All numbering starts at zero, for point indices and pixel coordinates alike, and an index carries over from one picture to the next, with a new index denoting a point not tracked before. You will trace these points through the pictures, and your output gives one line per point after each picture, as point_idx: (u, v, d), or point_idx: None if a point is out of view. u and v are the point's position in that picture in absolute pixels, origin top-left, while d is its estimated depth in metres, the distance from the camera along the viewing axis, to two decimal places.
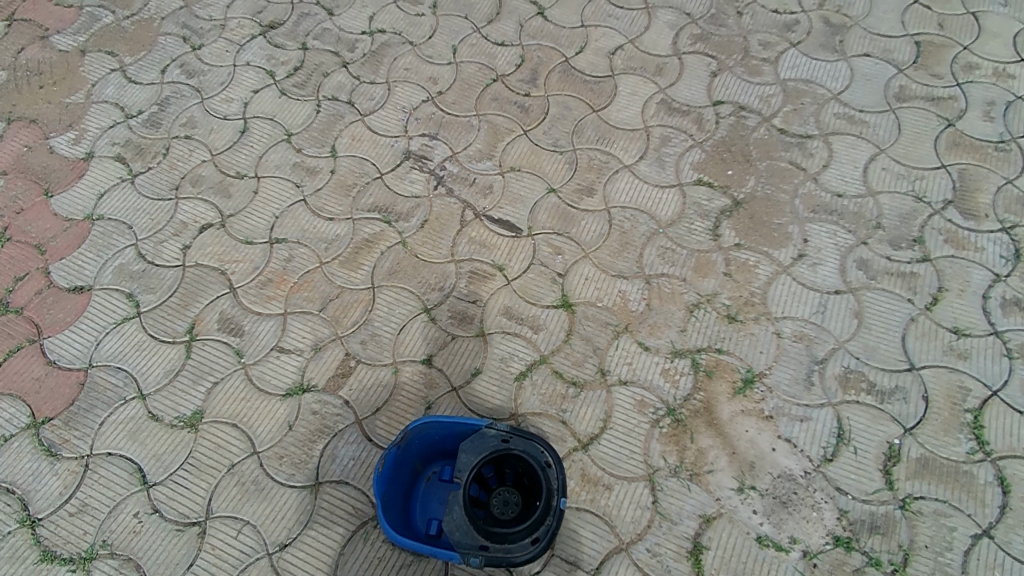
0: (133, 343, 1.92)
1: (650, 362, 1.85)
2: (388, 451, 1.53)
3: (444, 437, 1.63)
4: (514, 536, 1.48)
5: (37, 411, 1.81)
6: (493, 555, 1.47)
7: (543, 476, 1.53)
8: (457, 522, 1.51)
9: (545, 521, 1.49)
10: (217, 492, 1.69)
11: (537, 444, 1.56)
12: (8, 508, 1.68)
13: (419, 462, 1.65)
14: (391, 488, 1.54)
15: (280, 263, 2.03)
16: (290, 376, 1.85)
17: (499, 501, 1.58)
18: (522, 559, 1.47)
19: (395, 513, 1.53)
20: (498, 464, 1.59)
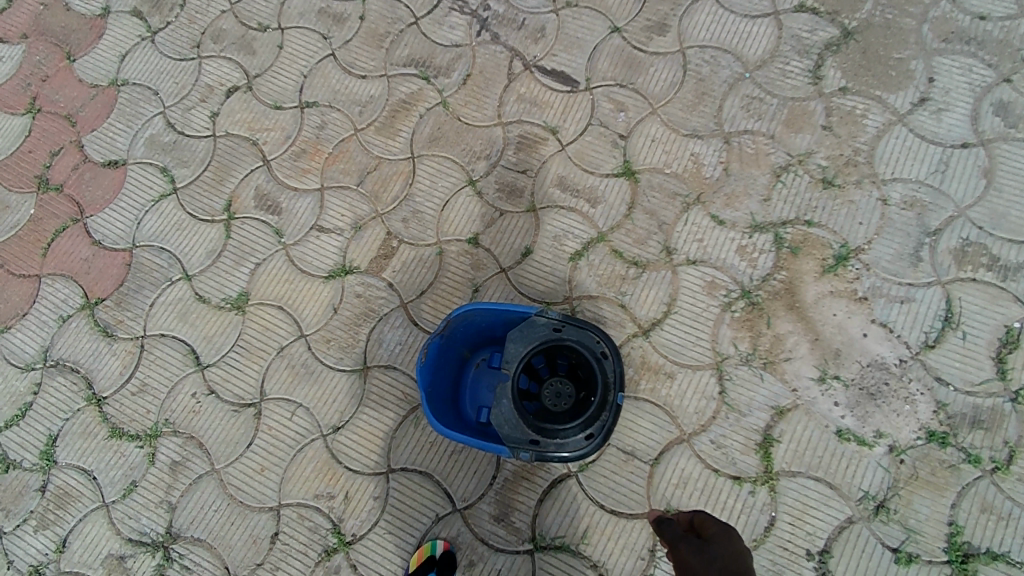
0: (173, 222, 1.84)
1: (724, 238, 1.65)
2: (431, 340, 1.40)
3: (490, 324, 1.50)
4: (567, 431, 1.38)
5: (90, 292, 1.78)
6: (544, 451, 1.37)
7: (599, 368, 1.41)
8: (505, 414, 1.39)
9: (600, 417, 1.38)
10: (269, 375, 1.65)
11: (593, 334, 1.42)
12: (75, 386, 1.67)
13: (465, 349, 1.54)
14: (435, 379, 1.43)
15: (313, 131, 1.86)
16: (332, 257, 1.75)
17: (550, 392, 1.47)
18: (576, 456, 1.36)
19: (440, 405, 1.43)
20: (549, 354, 1.46)
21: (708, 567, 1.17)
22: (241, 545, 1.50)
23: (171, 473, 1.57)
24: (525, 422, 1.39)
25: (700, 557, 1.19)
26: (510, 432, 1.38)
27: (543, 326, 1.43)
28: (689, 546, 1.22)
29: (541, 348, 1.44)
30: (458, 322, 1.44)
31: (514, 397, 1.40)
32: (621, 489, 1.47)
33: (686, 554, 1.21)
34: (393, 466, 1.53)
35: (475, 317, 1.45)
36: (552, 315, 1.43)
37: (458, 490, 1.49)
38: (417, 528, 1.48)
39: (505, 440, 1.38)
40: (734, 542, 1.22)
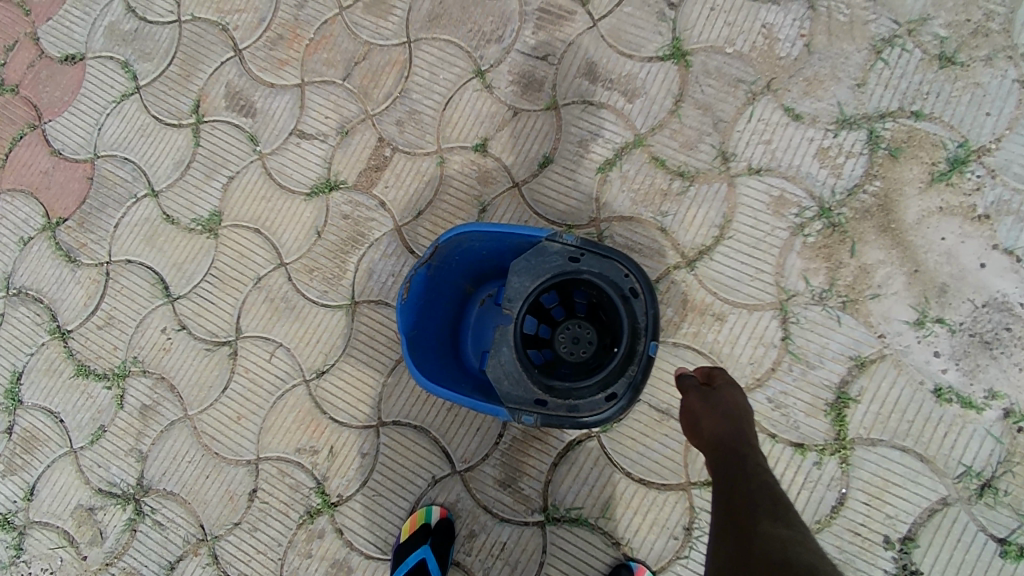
0: (137, 127, 1.57)
1: (800, 138, 1.27)
2: (413, 272, 1.11)
3: (493, 252, 1.19)
4: (583, 391, 1.08)
5: (51, 211, 1.57)
6: (552, 415, 1.07)
7: (626, 310, 1.08)
8: (507, 368, 1.10)
9: (626, 373, 1.06)
10: (245, 309, 1.42)
11: (620, 265, 1.09)
12: (38, 319, 1.50)
13: (464, 281, 1.25)
14: (421, 320, 1.16)
15: (291, 11, 1.53)
16: (314, 169, 1.46)
17: (565, 338, 1.16)
18: (593, 422, 1.06)
19: (428, 352, 1.15)
20: (564, 290, 1.15)
21: (713, 414, 1.02)
22: (218, 501, 1.33)
23: (142, 418, 1.40)
24: (530, 377, 1.09)
25: (706, 405, 1.04)
26: (510, 390, 1.09)
27: (555, 255, 1.11)
28: (694, 396, 1.06)
29: (552, 283, 1.12)
30: (449, 248, 1.14)
31: (517, 345, 1.10)
32: (652, 454, 1.21)
33: (691, 403, 1.06)
34: (384, 418, 1.31)
35: (472, 243, 1.15)
36: (567, 239, 1.10)
37: (458, 449, 1.26)
38: (410, 490, 1.27)
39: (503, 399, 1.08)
40: (741, 392, 1.06)
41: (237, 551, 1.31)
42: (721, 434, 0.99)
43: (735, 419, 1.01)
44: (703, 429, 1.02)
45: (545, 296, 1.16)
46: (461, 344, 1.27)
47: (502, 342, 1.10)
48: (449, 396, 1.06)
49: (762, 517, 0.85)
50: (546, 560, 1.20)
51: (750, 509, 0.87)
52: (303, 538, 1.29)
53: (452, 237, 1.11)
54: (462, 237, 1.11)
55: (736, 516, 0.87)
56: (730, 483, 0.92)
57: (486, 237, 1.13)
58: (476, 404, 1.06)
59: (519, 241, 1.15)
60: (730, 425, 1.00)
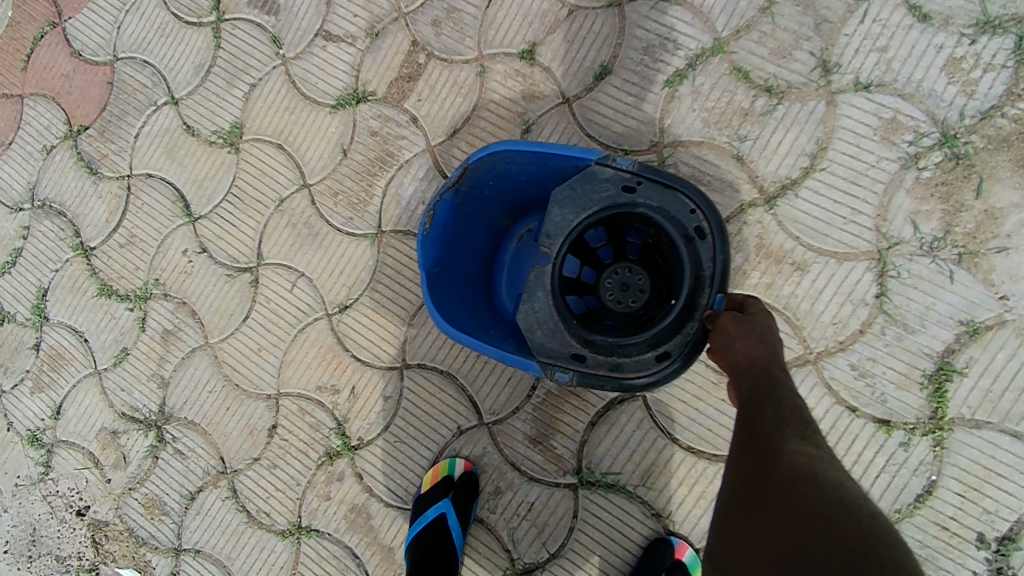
0: (156, 26, 1.43)
1: (927, 44, 1.02)
2: (437, 198, 0.96)
3: (533, 179, 1.01)
4: (629, 347, 0.90)
5: (72, 118, 1.47)
6: (591, 373, 0.91)
7: (688, 254, 0.89)
8: (540, 316, 0.93)
9: (682, 331, 0.88)
10: (267, 234, 1.31)
11: (685, 198, 0.89)
12: (61, 234, 1.44)
13: (499, 212, 1.08)
14: (446, 255, 1.01)
15: None
16: (341, 77, 1.29)
17: (612, 283, 0.97)
18: (640, 386, 0.89)
19: (452, 293, 1.01)
20: (614, 227, 0.96)
21: (749, 336, 0.82)
22: (238, 435, 1.28)
23: (163, 343, 1.34)
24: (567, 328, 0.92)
25: (741, 327, 0.83)
26: (544, 341, 0.92)
27: (607, 183, 0.92)
28: (730, 316, 0.84)
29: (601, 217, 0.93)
30: (481, 171, 0.97)
31: (554, 289, 0.93)
32: (705, 421, 1.06)
33: (726, 323, 0.84)
34: (409, 361, 1.20)
35: (508, 166, 0.97)
36: (622, 164, 0.91)
37: (487, 400, 1.15)
38: (435, 440, 1.17)
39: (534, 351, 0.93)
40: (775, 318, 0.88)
41: (255, 487, 1.26)
42: (757, 355, 0.81)
43: (772, 344, 0.83)
44: (736, 350, 0.82)
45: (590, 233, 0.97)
46: (491, 285, 1.12)
47: (535, 287, 0.93)
48: (473, 344, 0.91)
49: (789, 433, 0.73)
50: (577, 526, 1.09)
51: (777, 423, 0.75)
52: (322, 480, 1.22)
53: (483, 157, 0.94)
54: (496, 158, 0.94)
55: (761, 430, 0.75)
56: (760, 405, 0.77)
57: (524, 160, 0.95)
58: (502, 355, 0.91)
59: (563, 166, 0.96)
60: (766, 346, 0.82)
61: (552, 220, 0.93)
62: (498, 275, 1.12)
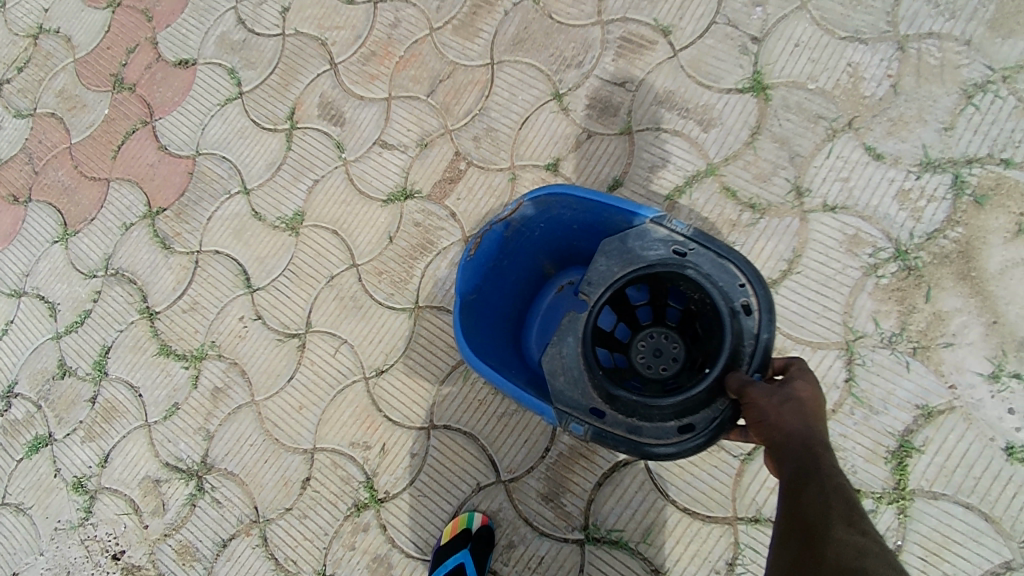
0: (237, 129, 1.71)
1: (880, 178, 1.26)
2: (488, 228, 1.15)
3: (582, 229, 1.18)
4: (653, 413, 0.98)
5: (152, 200, 1.72)
6: (607, 430, 1.01)
7: (732, 328, 0.97)
8: (565, 363, 1.05)
9: (710, 407, 0.96)
10: (317, 304, 1.51)
11: (737, 272, 1.00)
12: (130, 298, 1.64)
13: (544, 255, 1.26)
14: (484, 284, 1.19)
15: (385, 30, 1.61)
16: (393, 177, 1.53)
17: (646, 348, 1.10)
18: (658, 451, 0.98)
19: (482, 320, 1.19)
20: (659, 288, 1.08)
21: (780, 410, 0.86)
22: (273, 486, 1.42)
23: (212, 399, 1.51)
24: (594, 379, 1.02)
25: (773, 402, 0.87)
26: (564, 389, 1.03)
27: (658, 244, 1.05)
28: (762, 389, 0.89)
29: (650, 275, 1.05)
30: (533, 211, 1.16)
31: (585, 337, 1.05)
32: (699, 484, 1.20)
33: (758, 398, 0.88)
34: (436, 422, 1.36)
35: (559, 212, 1.15)
36: (676, 228, 1.04)
37: (504, 459, 1.30)
38: (454, 495, 1.31)
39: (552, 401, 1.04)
40: (818, 385, 0.90)
41: (285, 536, 1.38)
42: (792, 430, 0.85)
43: (810, 420, 0.86)
44: (772, 425, 0.86)
45: (633, 293, 1.13)
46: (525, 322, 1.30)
47: (567, 331, 1.06)
48: (489, 376, 1.06)
49: (836, 518, 0.76)
50: None
51: (820, 505, 0.77)
52: (349, 530, 1.35)
53: (539, 197, 1.12)
54: (549, 199, 1.12)
55: (806, 514, 0.78)
56: (802, 485, 0.80)
57: (580, 206, 1.11)
58: (518, 394, 1.05)
59: (613, 221, 1.12)
60: (805, 419, 0.85)
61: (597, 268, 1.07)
62: (532, 321, 1.30)
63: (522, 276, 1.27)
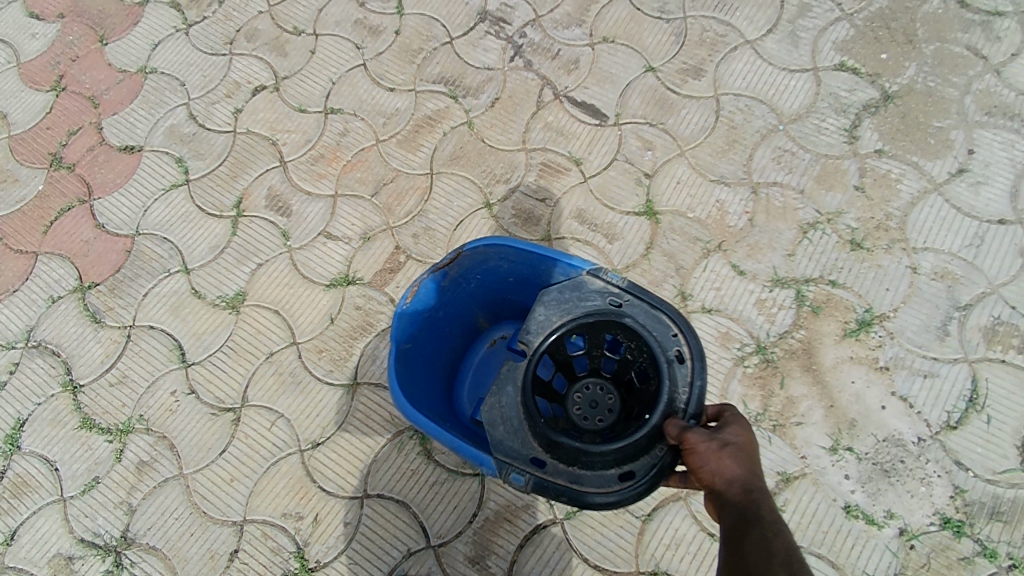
0: (180, 213, 1.81)
1: (744, 289, 1.57)
2: (433, 272, 1.31)
3: (516, 282, 1.38)
4: (595, 462, 1.12)
5: (84, 275, 1.77)
6: (548, 479, 1.13)
7: (669, 375, 1.13)
8: (503, 411, 1.19)
9: (649, 454, 1.10)
10: (254, 380, 1.63)
11: (670, 323, 1.17)
12: (53, 371, 1.68)
13: (477, 306, 1.45)
14: (421, 330, 1.35)
15: (334, 137, 1.80)
16: (336, 265, 1.69)
17: (583, 400, 1.22)
18: (599, 496, 1.10)
19: (415, 363, 1.33)
20: (596, 337, 1.21)
21: (720, 454, 0.97)
22: (197, 559, 1.50)
23: (136, 472, 1.57)
24: (535, 430, 1.16)
25: (713, 448, 0.98)
26: (503, 438, 1.17)
27: (595, 295, 1.22)
28: (700, 435, 1.01)
29: (590, 326, 1.21)
30: (470, 260, 1.33)
31: (525, 385, 1.19)
32: (607, 543, 1.40)
33: (697, 444, 1.00)
34: (369, 491, 1.50)
35: (496, 262, 1.33)
36: (611, 281, 1.22)
37: (434, 525, 1.46)
38: (385, 561, 1.45)
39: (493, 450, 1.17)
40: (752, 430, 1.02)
41: None
42: (733, 477, 0.95)
43: (749, 467, 0.97)
44: (714, 472, 0.96)
45: (572, 343, 1.24)
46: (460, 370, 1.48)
47: (506, 381, 1.20)
48: (426, 428, 1.18)
49: (776, 560, 0.83)
50: None
51: (761, 549, 0.85)
52: None
53: (478, 248, 1.29)
54: (487, 250, 1.29)
55: (747, 558, 0.85)
56: (744, 532, 0.89)
57: (517, 259, 1.30)
58: (456, 445, 1.17)
59: (548, 271, 1.30)
60: (744, 467, 0.96)
61: (536, 318, 1.23)
62: (466, 369, 1.48)
63: (459, 323, 1.45)
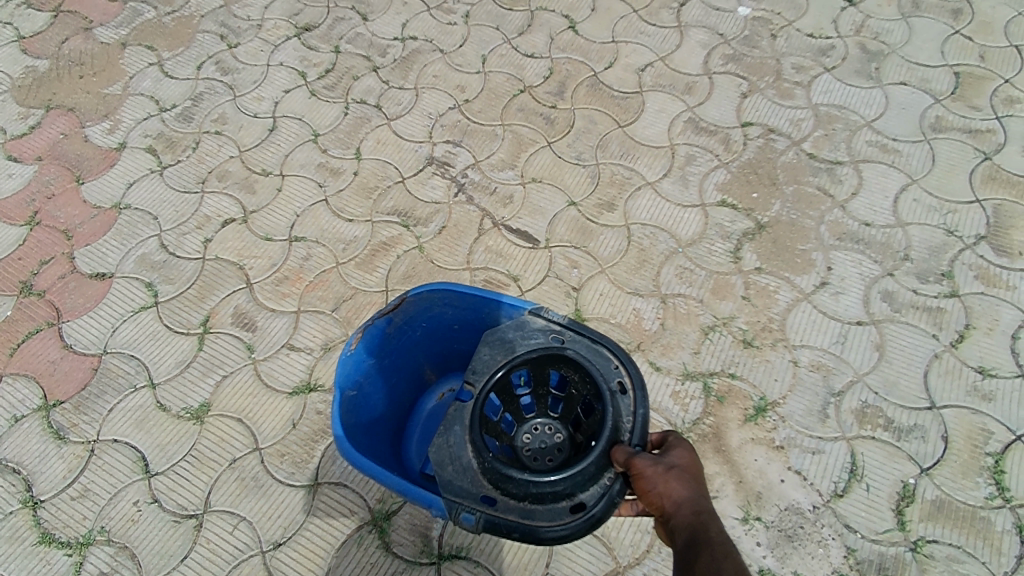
0: (148, 332, 1.95)
1: (660, 383, 1.84)
2: (381, 316, 1.51)
3: (459, 328, 1.60)
4: (545, 496, 1.27)
5: (50, 394, 1.87)
6: (500, 515, 1.28)
7: (612, 404, 1.32)
8: (452, 451, 1.36)
9: (597, 483, 1.27)
10: (217, 486, 1.73)
11: (609, 359, 1.38)
12: (13, 488, 1.75)
13: (422, 354, 1.66)
14: (371, 372, 1.53)
15: (297, 261, 2.03)
16: (298, 374, 1.86)
17: (531, 440, 1.38)
18: (549, 528, 1.25)
19: (362, 405, 1.49)
20: (541, 375, 1.39)
21: (665, 476, 1.17)
22: None
23: None
24: (488, 469, 1.31)
25: (659, 471, 1.18)
26: (453, 478, 1.33)
27: (537, 334, 1.44)
28: (646, 460, 1.20)
29: (536, 364, 1.39)
30: (415, 306, 1.53)
31: (474, 424, 1.35)
32: None
33: (644, 467, 1.19)
34: None
35: (440, 308, 1.55)
36: (551, 321, 1.44)
37: None
38: None
39: (444, 492, 1.32)
40: (692, 454, 1.22)
41: None
42: (679, 495, 1.14)
43: (692, 485, 1.16)
44: (661, 493, 1.15)
45: (519, 383, 1.41)
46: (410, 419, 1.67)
47: (455, 421, 1.38)
48: (372, 472, 1.32)
49: (715, 555, 1.01)
50: None
51: (703, 547, 1.03)
52: None
53: (423, 295, 1.51)
54: (430, 296, 1.51)
55: (691, 556, 1.03)
56: (691, 537, 1.06)
57: (459, 303, 1.52)
58: (403, 488, 1.31)
59: (489, 313, 1.52)
60: (690, 489, 1.14)
61: (484, 356, 1.43)
62: (417, 417, 1.67)
63: (408, 371, 1.64)
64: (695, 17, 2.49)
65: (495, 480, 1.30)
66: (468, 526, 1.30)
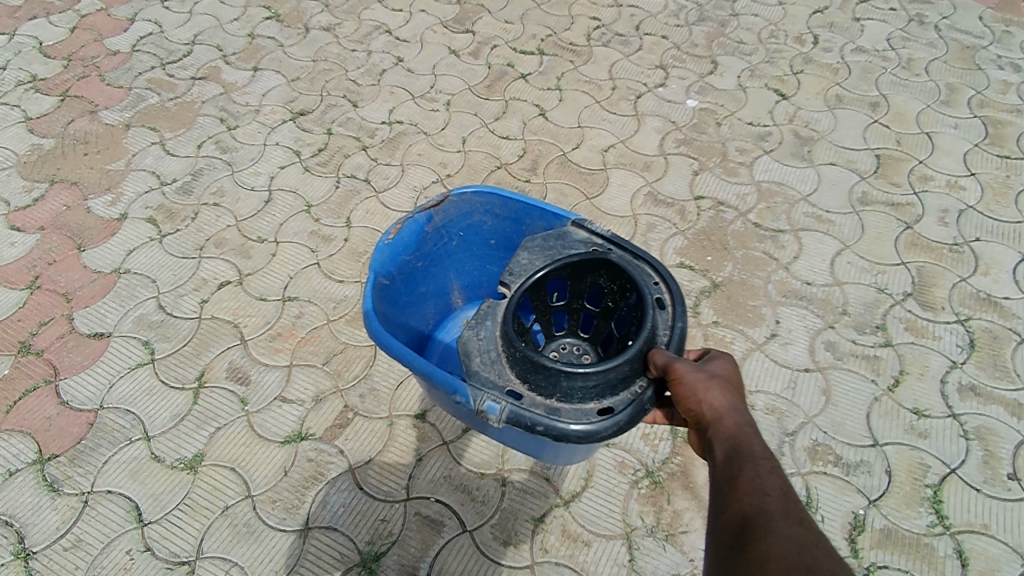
0: (144, 387, 2.05)
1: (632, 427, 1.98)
2: (423, 212, 1.74)
3: (493, 245, 1.86)
4: (576, 392, 1.36)
5: (45, 448, 1.93)
6: (525, 409, 1.37)
7: (652, 314, 1.44)
8: (481, 344, 1.52)
9: (627, 390, 1.38)
10: (209, 533, 1.79)
11: (653, 276, 1.52)
12: (5, 540, 1.78)
13: (454, 268, 1.91)
14: (406, 264, 1.74)
15: (291, 318, 2.17)
16: (290, 424, 1.96)
17: (560, 354, 1.69)
18: (577, 426, 1.34)
19: (394, 294, 1.71)
20: (579, 287, 1.60)
21: (707, 385, 1.27)
22: None
23: None
24: (519, 359, 1.42)
25: (700, 381, 1.28)
26: (480, 367, 1.48)
27: (579, 244, 1.63)
28: (685, 367, 1.31)
29: (578, 269, 1.56)
30: (456, 208, 1.78)
31: (508, 324, 1.48)
32: None
33: (684, 373, 1.30)
34: None
35: (480, 215, 1.80)
36: (596, 233, 1.62)
37: None
38: None
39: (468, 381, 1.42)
40: (733, 368, 1.32)
41: None
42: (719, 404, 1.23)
43: (731, 396, 1.25)
44: (701, 400, 1.25)
45: (557, 298, 1.65)
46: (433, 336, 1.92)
47: (486, 317, 1.57)
48: (401, 353, 1.43)
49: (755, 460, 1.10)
50: None
51: (744, 454, 1.12)
52: None
53: (467, 198, 1.76)
54: (474, 200, 1.76)
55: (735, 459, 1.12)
56: (734, 440, 1.16)
57: (500, 211, 1.77)
58: (431, 371, 1.41)
59: (525, 222, 1.76)
60: (731, 399, 1.24)
61: (524, 261, 1.62)
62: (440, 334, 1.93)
63: (438, 280, 1.89)
64: (650, 107, 2.82)
65: (525, 372, 1.41)
66: (492, 416, 1.38)
